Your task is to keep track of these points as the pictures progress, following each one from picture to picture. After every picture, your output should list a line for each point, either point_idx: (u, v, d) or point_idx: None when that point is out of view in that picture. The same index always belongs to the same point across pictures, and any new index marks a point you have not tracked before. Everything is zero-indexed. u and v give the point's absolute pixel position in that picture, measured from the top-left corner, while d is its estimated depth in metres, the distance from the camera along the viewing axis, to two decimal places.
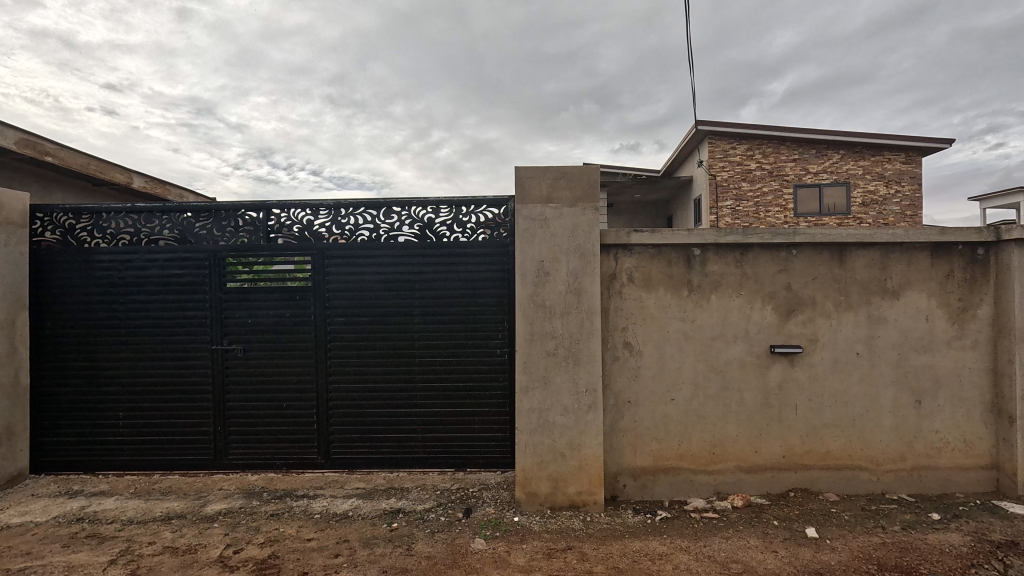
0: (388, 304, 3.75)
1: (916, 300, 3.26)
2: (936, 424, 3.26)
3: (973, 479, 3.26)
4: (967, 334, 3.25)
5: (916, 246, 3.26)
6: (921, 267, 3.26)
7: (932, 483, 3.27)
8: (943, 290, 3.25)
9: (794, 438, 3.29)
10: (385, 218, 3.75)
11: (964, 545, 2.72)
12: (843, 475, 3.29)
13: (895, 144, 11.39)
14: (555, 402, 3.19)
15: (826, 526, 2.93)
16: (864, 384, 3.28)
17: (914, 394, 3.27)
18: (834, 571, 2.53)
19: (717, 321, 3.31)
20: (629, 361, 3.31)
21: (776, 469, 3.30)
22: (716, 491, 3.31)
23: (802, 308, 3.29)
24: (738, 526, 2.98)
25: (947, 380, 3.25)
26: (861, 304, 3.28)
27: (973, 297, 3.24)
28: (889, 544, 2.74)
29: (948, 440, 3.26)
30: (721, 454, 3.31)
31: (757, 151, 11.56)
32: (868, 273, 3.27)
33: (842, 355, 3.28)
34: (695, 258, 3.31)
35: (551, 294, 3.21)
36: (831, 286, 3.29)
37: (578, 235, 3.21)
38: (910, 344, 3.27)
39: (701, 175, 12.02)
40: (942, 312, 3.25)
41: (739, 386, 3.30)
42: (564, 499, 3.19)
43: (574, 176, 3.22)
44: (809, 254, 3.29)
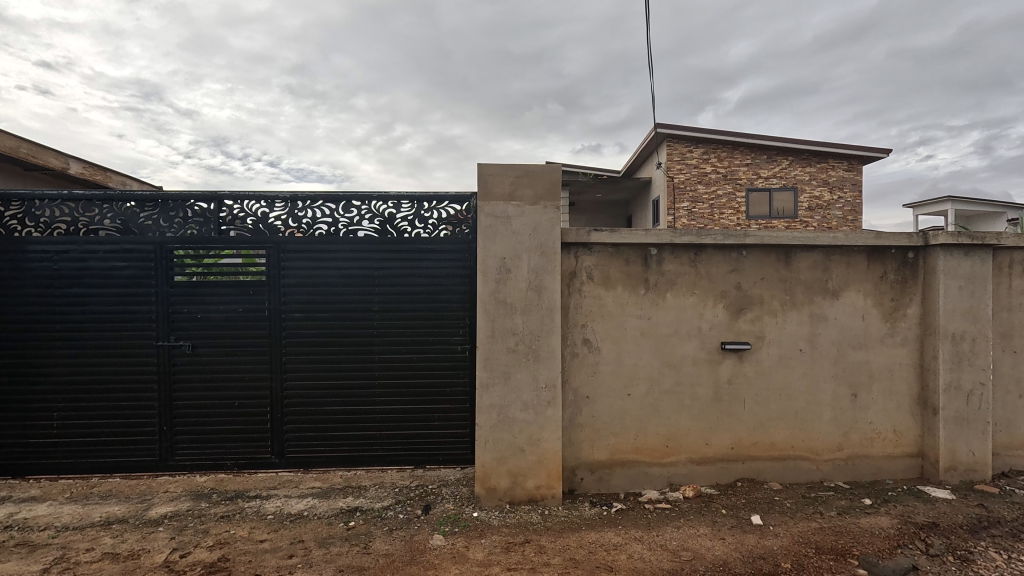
0: (348, 300, 3.68)
1: (853, 300, 3.47)
2: (870, 415, 3.49)
3: (901, 466, 3.51)
4: (899, 332, 3.49)
5: (854, 249, 3.47)
6: (859, 269, 3.47)
7: (866, 471, 3.50)
8: (877, 290, 3.48)
9: (742, 430, 3.45)
10: (344, 212, 3.68)
11: (891, 527, 2.92)
12: (786, 464, 3.48)
13: (838, 152, 12.05)
14: (515, 398, 3.22)
15: (770, 513, 3.09)
16: (807, 379, 3.47)
17: (851, 388, 3.48)
18: (775, 556, 2.67)
19: (672, 318, 3.42)
20: (588, 357, 3.38)
21: (725, 460, 3.45)
22: (669, 482, 3.43)
23: (751, 307, 3.45)
24: (689, 515, 3.10)
25: (881, 375, 3.49)
26: (805, 304, 3.47)
27: (904, 297, 3.48)
28: (826, 529, 2.92)
29: (880, 430, 3.49)
30: (674, 447, 3.43)
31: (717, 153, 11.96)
32: (811, 274, 3.46)
33: (787, 351, 3.46)
34: (652, 257, 3.42)
35: (512, 291, 3.23)
36: (777, 286, 3.46)
37: (540, 233, 3.25)
38: (849, 340, 3.48)
39: (660, 176, 12.32)
40: (877, 311, 3.48)
41: (692, 382, 3.43)
42: (523, 494, 3.23)
43: (536, 174, 3.26)
44: (759, 255, 3.45)
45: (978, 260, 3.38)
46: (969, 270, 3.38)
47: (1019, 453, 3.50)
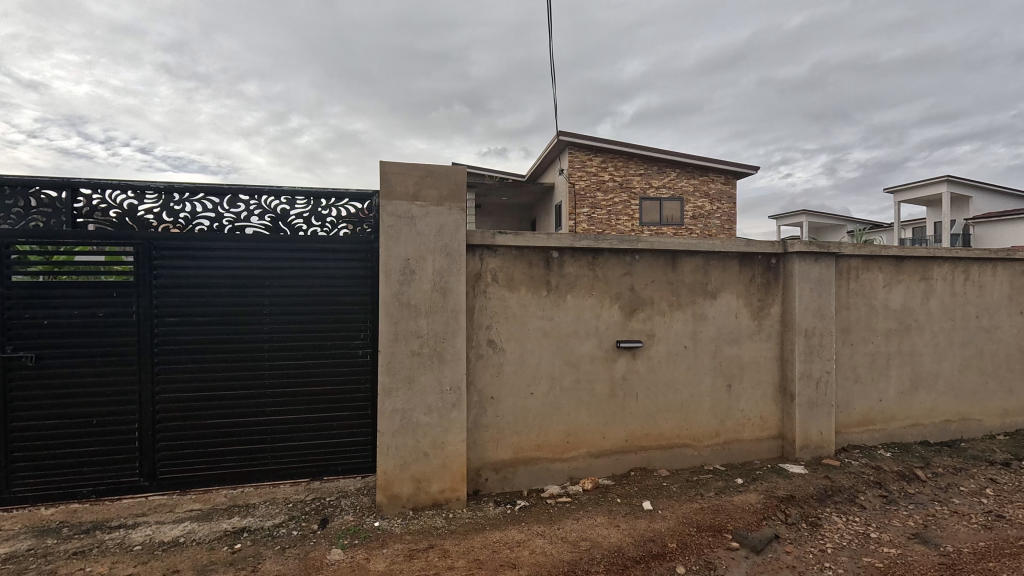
0: (234, 303, 3.38)
1: (728, 301, 3.87)
2: (742, 403, 3.91)
3: (766, 447, 3.97)
4: (764, 329, 3.95)
5: (729, 255, 3.87)
6: (732, 273, 3.88)
7: (738, 453, 3.91)
8: (747, 292, 3.91)
9: (635, 423, 3.69)
10: (229, 206, 3.37)
11: (758, 502, 3.30)
12: (673, 452, 3.78)
13: (717, 167, 13.35)
14: (419, 401, 3.16)
15: (658, 498, 3.34)
16: (690, 373, 3.80)
17: (726, 379, 3.87)
18: (663, 537, 2.89)
19: (571, 319, 3.57)
20: (493, 358, 3.42)
21: (620, 452, 3.67)
22: (569, 476, 3.58)
23: (642, 307, 3.71)
24: (587, 506, 3.25)
25: (750, 367, 3.92)
26: (688, 304, 3.80)
27: (768, 298, 3.95)
28: (705, 508, 3.22)
29: (749, 416, 3.93)
30: (574, 442, 3.57)
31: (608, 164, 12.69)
32: (693, 277, 3.80)
33: (673, 348, 3.77)
34: (553, 260, 3.54)
35: (416, 293, 3.17)
36: (665, 288, 3.75)
37: (444, 234, 3.22)
38: (725, 337, 3.87)
39: (562, 183, 12.81)
40: (747, 310, 3.91)
41: (590, 379, 3.61)
42: (427, 499, 3.18)
43: (441, 175, 3.23)
44: (649, 259, 3.72)
45: (825, 265, 3.93)
46: (817, 274, 3.92)
47: (854, 430, 4.12)
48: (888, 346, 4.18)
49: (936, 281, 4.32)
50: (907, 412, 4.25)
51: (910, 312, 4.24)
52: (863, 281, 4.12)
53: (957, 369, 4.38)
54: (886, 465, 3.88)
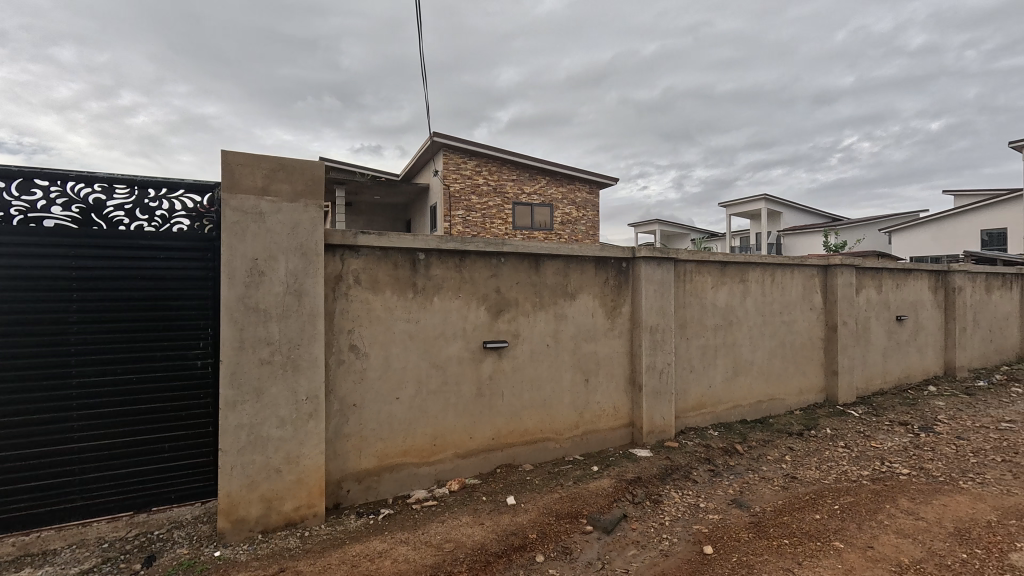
0: (27, 309, 2.79)
1: (586, 301, 4.16)
2: (598, 396, 4.23)
3: (619, 435, 4.34)
4: (617, 326, 4.31)
5: (586, 259, 4.17)
6: (589, 275, 4.18)
7: (595, 442, 4.22)
8: (602, 293, 4.24)
9: (501, 421, 3.79)
10: (20, 193, 2.79)
11: (610, 485, 3.60)
12: (537, 446, 3.95)
13: (582, 177, 14.31)
14: (270, 414, 2.90)
15: (522, 492, 3.47)
16: (552, 370, 4.01)
17: (584, 374, 4.16)
18: (524, 529, 3.01)
19: (438, 321, 3.56)
20: (355, 364, 3.27)
21: (486, 450, 3.74)
22: (436, 479, 3.56)
23: (508, 308, 3.82)
24: (453, 507, 3.26)
25: (605, 362, 4.26)
26: (550, 304, 4.00)
27: (620, 298, 4.33)
28: (564, 497, 3.42)
29: (604, 407, 4.26)
30: (441, 445, 3.56)
31: (483, 168, 12.90)
32: (555, 279, 4.02)
33: (537, 347, 3.94)
34: (419, 262, 3.49)
35: (266, 296, 2.92)
36: (529, 290, 3.91)
37: (300, 232, 3.01)
38: (583, 335, 4.15)
39: (437, 184, 12.73)
40: (602, 310, 4.24)
41: (457, 380, 3.62)
42: (279, 519, 2.93)
43: (295, 169, 3.01)
44: (514, 262, 3.85)
45: (666, 269, 4.42)
46: (660, 276, 4.40)
47: (690, 414, 4.68)
48: (715, 339, 4.83)
49: (751, 283, 5.09)
50: (730, 395, 4.95)
51: (732, 310, 4.94)
52: (696, 283, 4.71)
53: (767, 356, 5.21)
54: (714, 442, 4.47)
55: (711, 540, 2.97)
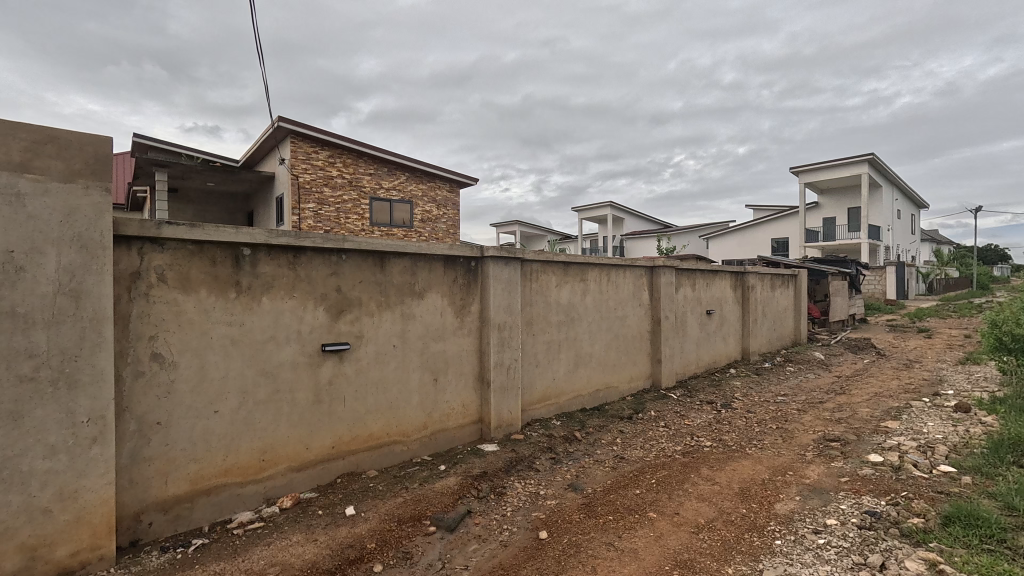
0: None
1: (434, 300, 4.12)
2: (446, 394, 4.22)
3: (468, 432, 4.38)
4: (466, 325, 4.35)
5: (435, 257, 4.12)
6: (438, 274, 4.15)
7: (444, 442, 4.21)
8: (451, 292, 4.24)
9: (342, 428, 3.57)
10: None
11: (456, 483, 3.61)
12: (382, 451, 3.81)
13: (443, 176, 14.26)
14: (34, 443, 2.35)
15: (363, 501, 3.31)
16: (398, 371, 3.89)
17: (433, 373, 4.12)
18: (363, 539, 2.88)
19: (267, 323, 3.23)
20: (159, 376, 2.82)
21: (325, 461, 3.50)
22: (265, 498, 3.23)
23: (350, 308, 3.62)
24: (283, 526, 2.99)
25: (454, 361, 4.26)
26: (396, 304, 3.88)
27: (469, 297, 4.37)
28: (408, 500, 3.35)
29: (453, 406, 4.27)
30: (270, 459, 3.24)
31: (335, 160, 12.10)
32: (402, 278, 3.91)
33: (382, 348, 3.79)
34: (244, 258, 3.13)
35: (27, 298, 2.35)
36: (373, 289, 3.75)
37: (78, 220, 2.48)
38: (431, 334, 4.10)
39: (283, 173, 11.62)
40: (451, 309, 4.24)
41: (290, 387, 3.32)
42: (48, 570, 2.40)
43: (72, 143, 2.48)
44: (357, 259, 3.65)
45: (513, 268, 4.58)
46: (507, 275, 4.54)
47: (536, 406, 4.92)
48: (559, 335, 5.14)
49: (590, 281, 5.52)
50: (572, 386, 5.31)
51: (574, 306, 5.31)
52: (541, 282, 4.96)
53: (604, 349, 5.70)
54: (556, 431, 4.76)
55: (547, 525, 3.14)
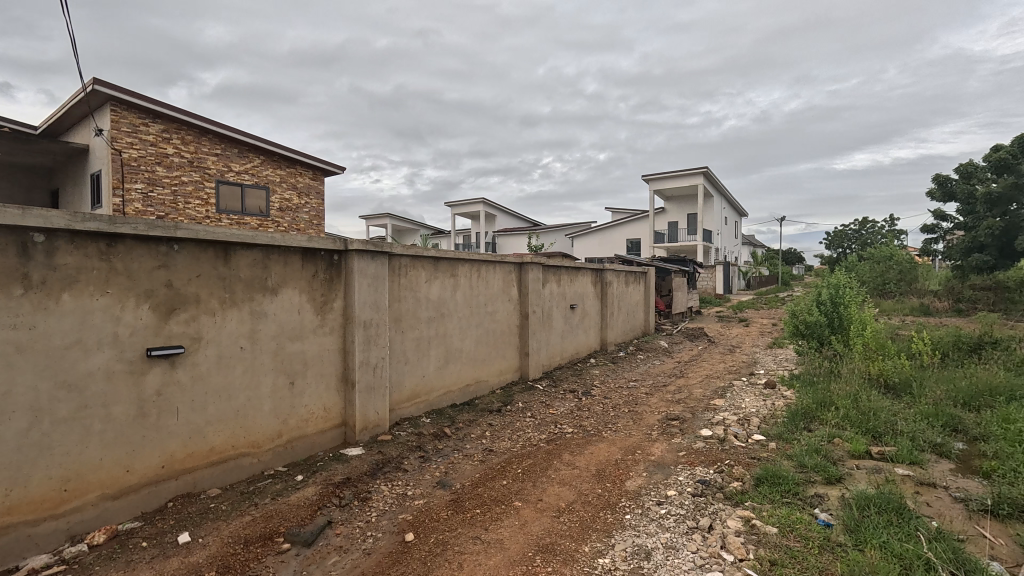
0: None
1: (290, 297, 3.77)
2: (305, 398, 3.90)
3: (330, 437, 4.11)
4: (327, 323, 4.06)
5: (291, 250, 3.77)
6: (294, 268, 3.80)
7: (302, 449, 3.88)
8: (310, 287, 3.92)
9: (175, 444, 3.10)
10: None
11: (315, 493, 3.36)
12: (226, 466, 3.38)
13: None
14: None
15: (201, 525, 2.92)
16: (247, 376, 3.49)
17: (289, 376, 3.77)
18: (201, 569, 2.53)
19: (70, 326, 2.66)
20: None
21: (152, 484, 3.00)
22: (68, 535, 2.67)
23: (184, 307, 3.15)
24: (94, 567, 2.50)
25: (313, 362, 3.95)
26: (244, 301, 3.47)
27: (330, 293, 4.08)
28: (257, 518, 3.03)
29: (313, 410, 3.96)
30: (76, 489, 2.68)
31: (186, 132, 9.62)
32: (251, 272, 3.51)
33: (226, 350, 3.36)
34: (34, 246, 2.53)
35: None
36: (215, 284, 3.31)
37: None
38: (286, 334, 3.75)
39: (99, 143, 8.92)
40: (309, 306, 3.92)
41: (103, 401, 2.79)
42: None
43: None
44: (194, 251, 3.19)
45: (380, 263, 4.38)
46: (374, 270, 4.33)
47: (405, 405, 4.78)
48: (428, 331, 5.05)
49: (460, 277, 5.51)
50: (442, 382, 5.26)
51: (444, 302, 5.25)
52: (410, 277, 4.82)
53: (473, 344, 5.74)
54: (425, 429, 4.68)
55: (414, 526, 3.06)
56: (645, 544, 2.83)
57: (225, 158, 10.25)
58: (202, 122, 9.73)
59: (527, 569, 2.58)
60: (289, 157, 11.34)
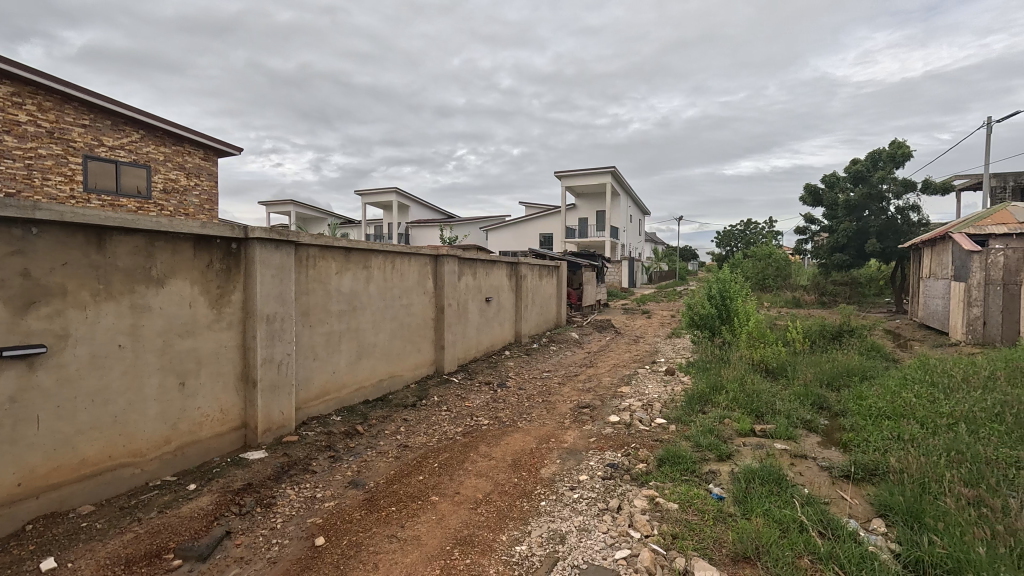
0: None
1: (179, 289, 3.41)
2: (198, 400, 3.55)
3: (227, 441, 3.78)
4: (224, 317, 3.73)
5: (180, 236, 3.41)
6: (185, 257, 3.44)
7: (194, 456, 3.53)
8: (203, 278, 3.57)
9: (35, 457, 2.67)
10: None
11: (211, 503, 3.09)
12: (102, 479, 2.99)
13: None
14: None
15: (71, 548, 2.56)
16: (127, 377, 3.10)
17: (178, 376, 3.41)
18: None
19: None
20: None
21: (6, 505, 2.56)
22: None
23: (47, 299, 2.72)
24: None
25: (208, 360, 3.61)
26: (123, 293, 3.08)
27: (227, 284, 3.75)
28: (141, 535, 2.72)
29: (208, 412, 3.62)
30: None
31: (44, 97, 8.20)
32: (131, 261, 3.12)
33: (100, 349, 2.96)
34: None
35: None
36: (86, 274, 2.89)
37: None
38: (175, 330, 3.39)
39: None
40: (203, 299, 3.57)
41: None
42: None
43: None
44: (59, 235, 2.76)
45: (285, 253, 4.10)
46: (278, 261, 4.04)
47: (313, 403, 4.53)
48: (339, 325, 4.82)
49: (373, 269, 5.31)
50: (354, 378, 5.06)
51: (356, 295, 5.04)
52: (319, 268, 4.56)
53: (387, 337, 5.58)
54: (336, 428, 4.48)
55: (324, 530, 2.92)
56: (560, 528, 2.93)
57: (94, 130, 8.90)
58: (65, 86, 8.38)
59: (445, 563, 2.57)
60: (174, 134, 10.14)
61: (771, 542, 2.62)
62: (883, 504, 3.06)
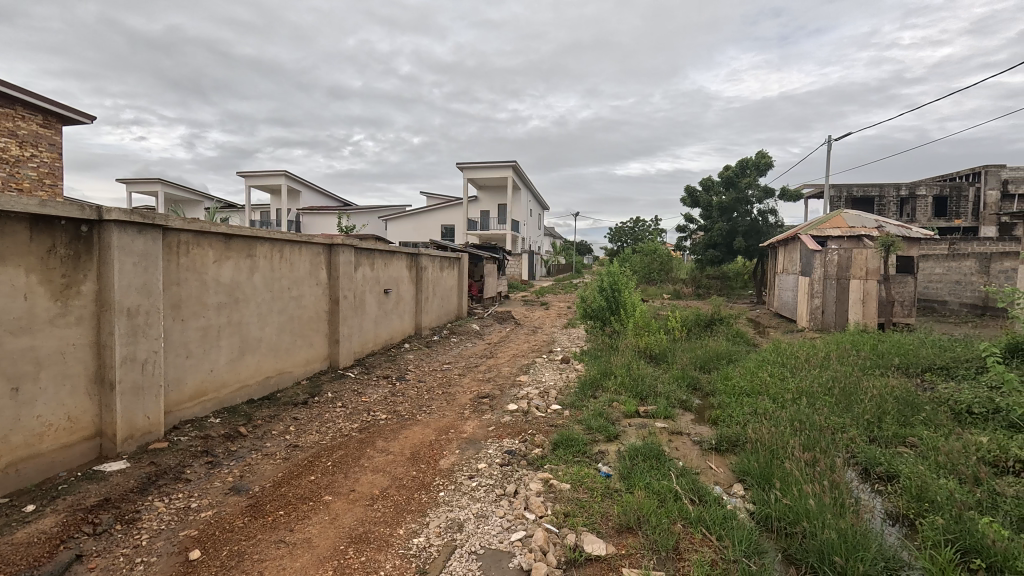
0: None
1: (10, 278, 2.89)
2: (37, 407, 3.05)
3: (78, 453, 3.29)
4: (71, 311, 3.23)
5: (12, 217, 2.89)
6: (18, 241, 2.93)
7: (33, 473, 3.04)
8: (43, 266, 3.06)
9: None
10: None
11: (55, 525, 2.68)
12: None
13: None
14: None
15: None
16: None
17: (10, 382, 2.90)
18: None
19: None
20: None
21: None
22: None
23: None
24: None
25: (50, 361, 3.11)
26: None
27: (76, 273, 3.25)
28: None
29: (51, 421, 3.12)
30: None
31: None
32: None
33: None
34: None
35: None
36: None
37: None
38: (4, 326, 2.86)
39: None
40: (43, 290, 3.06)
41: None
42: None
43: None
44: None
45: (150, 239, 3.63)
46: (142, 247, 3.58)
47: (186, 405, 4.10)
48: (218, 319, 4.41)
49: (258, 258, 4.91)
50: (235, 377, 4.65)
51: (238, 286, 4.63)
52: (192, 256, 4.11)
53: (275, 332, 5.20)
54: (214, 431, 4.10)
55: (200, 542, 2.67)
56: (458, 517, 2.96)
57: None
58: None
59: (338, 563, 2.48)
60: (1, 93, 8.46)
61: (651, 511, 2.87)
62: (742, 470, 3.50)
